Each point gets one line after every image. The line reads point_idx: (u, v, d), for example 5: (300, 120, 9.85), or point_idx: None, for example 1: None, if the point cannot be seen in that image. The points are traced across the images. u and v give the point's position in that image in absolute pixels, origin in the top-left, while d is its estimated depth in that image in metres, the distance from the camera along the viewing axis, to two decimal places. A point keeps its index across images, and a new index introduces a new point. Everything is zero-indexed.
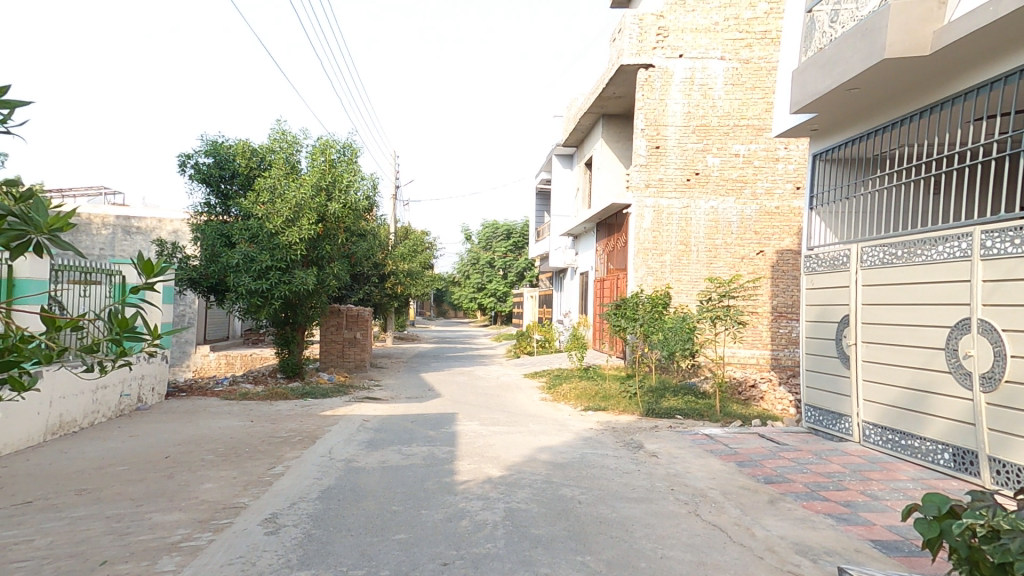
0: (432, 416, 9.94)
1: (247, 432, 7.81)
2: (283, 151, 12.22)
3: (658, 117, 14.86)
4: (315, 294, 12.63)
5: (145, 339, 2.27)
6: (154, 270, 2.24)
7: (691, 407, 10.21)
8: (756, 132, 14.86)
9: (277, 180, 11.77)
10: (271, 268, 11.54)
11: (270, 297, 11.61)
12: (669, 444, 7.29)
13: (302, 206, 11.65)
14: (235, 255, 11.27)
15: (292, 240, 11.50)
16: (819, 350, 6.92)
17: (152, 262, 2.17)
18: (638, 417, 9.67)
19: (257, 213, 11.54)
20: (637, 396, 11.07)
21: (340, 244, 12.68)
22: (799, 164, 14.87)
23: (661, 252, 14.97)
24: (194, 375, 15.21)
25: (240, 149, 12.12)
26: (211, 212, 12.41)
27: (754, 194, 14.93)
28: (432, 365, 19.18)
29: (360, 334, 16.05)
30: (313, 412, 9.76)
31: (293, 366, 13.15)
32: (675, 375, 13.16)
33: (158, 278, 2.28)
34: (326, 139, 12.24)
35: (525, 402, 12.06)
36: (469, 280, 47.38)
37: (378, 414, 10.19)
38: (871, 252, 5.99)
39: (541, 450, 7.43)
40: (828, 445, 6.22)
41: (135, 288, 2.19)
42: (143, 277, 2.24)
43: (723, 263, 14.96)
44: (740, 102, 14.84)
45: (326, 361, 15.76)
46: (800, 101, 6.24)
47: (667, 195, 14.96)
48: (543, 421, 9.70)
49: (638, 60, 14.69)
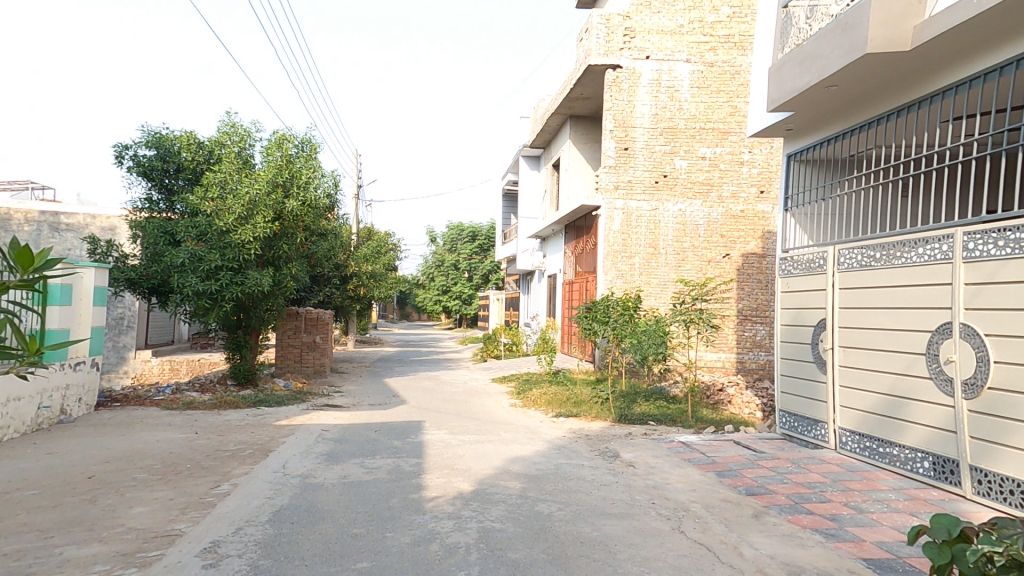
0: (396, 425, 9.43)
1: (190, 446, 7.16)
2: (234, 144, 11.49)
3: (626, 118, 14.77)
4: (270, 295, 11.95)
5: (17, 351, 1.82)
6: (33, 260, 1.78)
7: (663, 412, 10.04)
8: (722, 135, 14.89)
9: (227, 176, 11.05)
10: (221, 268, 10.80)
11: (220, 299, 10.84)
12: (645, 453, 7.05)
13: (256, 204, 10.98)
14: (180, 254, 10.48)
15: (245, 239, 10.81)
16: (795, 355, 6.80)
17: (30, 253, 1.74)
18: (611, 424, 9.42)
19: (205, 209, 10.79)
20: (608, 401, 10.84)
21: (298, 243, 12.05)
22: (764, 168, 14.94)
23: (630, 255, 14.91)
24: (133, 382, 14.46)
25: (186, 141, 11.34)
26: (153, 208, 11.54)
27: (720, 198, 14.98)
28: (396, 370, 18.58)
29: (320, 338, 15.33)
30: (266, 422, 9.12)
31: (246, 373, 12.38)
32: (645, 379, 13.03)
33: (36, 276, 1.82)
34: (282, 133, 11.63)
35: (494, 408, 11.68)
36: (434, 282, 46.68)
37: (338, 423, 9.62)
38: (849, 254, 5.87)
39: (513, 461, 7.06)
40: (805, 453, 6.07)
41: (4, 283, 1.73)
42: (16, 269, 1.77)
43: (691, 266, 14.98)
44: (707, 105, 14.85)
45: (283, 366, 14.99)
46: (776, 99, 6.08)
47: (636, 198, 14.90)
48: (513, 429, 9.33)
49: (606, 60, 14.59)
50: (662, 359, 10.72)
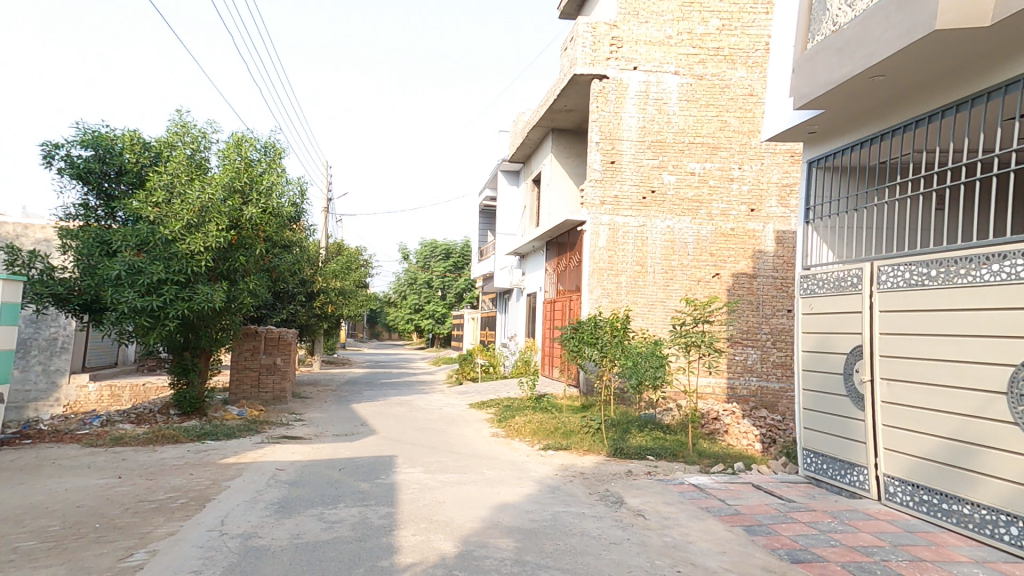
0: (363, 463, 8.26)
1: (108, 497, 5.99)
2: (186, 146, 10.36)
3: (612, 130, 14.30)
4: (224, 312, 10.72)
5: None
6: None
7: (661, 445, 9.18)
8: (712, 150, 14.34)
9: (175, 179, 9.89)
10: (165, 282, 9.53)
11: (163, 317, 9.56)
12: (654, 499, 6.11)
13: (208, 210, 9.82)
14: (115, 265, 9.20)
15: (195, 249, 9.60)
16: (822, 387, 5.98)
17: None
18: (606, 459, 8.48)
19: (149, 215, 9.57)
20: (600, 432, 9.91)
21: (257, 255, 10.90)
22: (754, 186, 14.32)
23: (616, 273, 14.37)
24: (66, 411, 13.23)
25: (131, 140, 10.18)
26: (89, 216, 10.25)
27: (710, 215, 14.41)
28: (364, 394, 17.33)
29: (281, 360, 14.02)
30: (209, 460, 7.95)
31: (191, 402, 11.01)
32: (635, 405, 12.18)
33: None
34: (242, 134, 10.60)
35: (473, 438, 10.59)
36: (406, 300, 45.31)
37: (295, 459, 8.41)
38: (893, 272, 5.10)
39: (502, 511, 5.99)
40: (845, 506, 5.19)
41: None
42: None
43: (680, 286, 14.41)
44: (695, 119, 14.34)
45: (237, 393, 13.60)
46: (807, 95, 5.33)
47: (623, 213, 14.36)
48: (497, 465, 8.26)
49: (593, 70, 14.11)
50: (660, 386, 10.07)
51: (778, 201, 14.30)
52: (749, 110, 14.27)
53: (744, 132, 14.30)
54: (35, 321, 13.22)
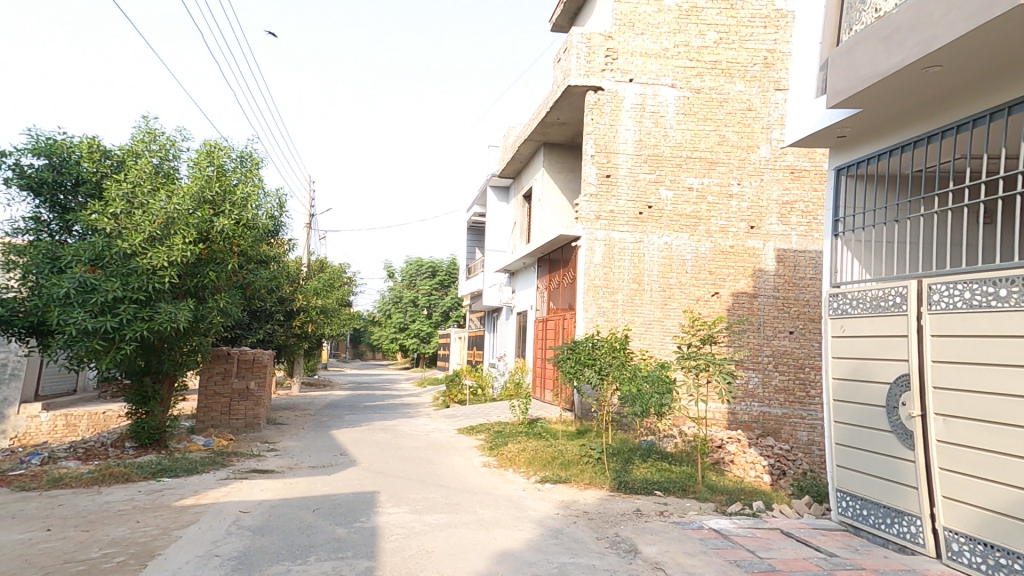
0: (340, 502, 7.36)
1: (28, 558, 5.37)
2: (151, 153, 9.59)
3: (608, 143, 13.92)
4: (190, 331, 9.87)
5: None
6: None
7: (669, 478, 8.45)
8: (709, 165, 13.93)
9: (136, 189, 9.09)
10: (122, 300, 8.66)
11: (119, 340, 8.65)
12: (673, 548, 5.38)
13: (173, 221, 9.04)
14: (64, 282, 8.33)
15: (158, 263, 8.78)
16: (859, 421, 5.34)
17: None
18: (610, 496, 7.74)
19: (105, 227, 8.74)
20: (602, 463, 9.17)
21: (229, 271, 10.11)
22: (753, 202, 13.85)
23: (612, 291, 13.87)
24: (12, 444, 12.63)
25: (90, 148, 9.37)
26: (41, 231, 9.36)
27: (708, 231, 13.96)
28: (344, 418, 16.37)
29: (254, 384, 13.10)
30: (164, 503, 7.12)
31: (151, 433, 10.07)
32: (635, 432, 11.48)
33: None
34: (214, 141, 9.88)
35: (463, 470, 9.72)
36: (390, 319, 44.28)
37: (265, 498, 7.53)
38: (947, 292, 4.51)
39: (500, 564, 5.16)
40: (899, 564, 4.50)
41: None
42: None
43: (677, 306, 13.91)
44: (692, 133, 13.96)
45: (206, 420, 12.62)
46: (843, 91, 4.82)
47: (619, 229, 13.91)
48: (492, 504, 7.46)
49: (587, 81, 13.76)
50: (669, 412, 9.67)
51: (779, 218, 13.77)
52: (747, 125, 13.89)
53: (743, 146, 13.89)
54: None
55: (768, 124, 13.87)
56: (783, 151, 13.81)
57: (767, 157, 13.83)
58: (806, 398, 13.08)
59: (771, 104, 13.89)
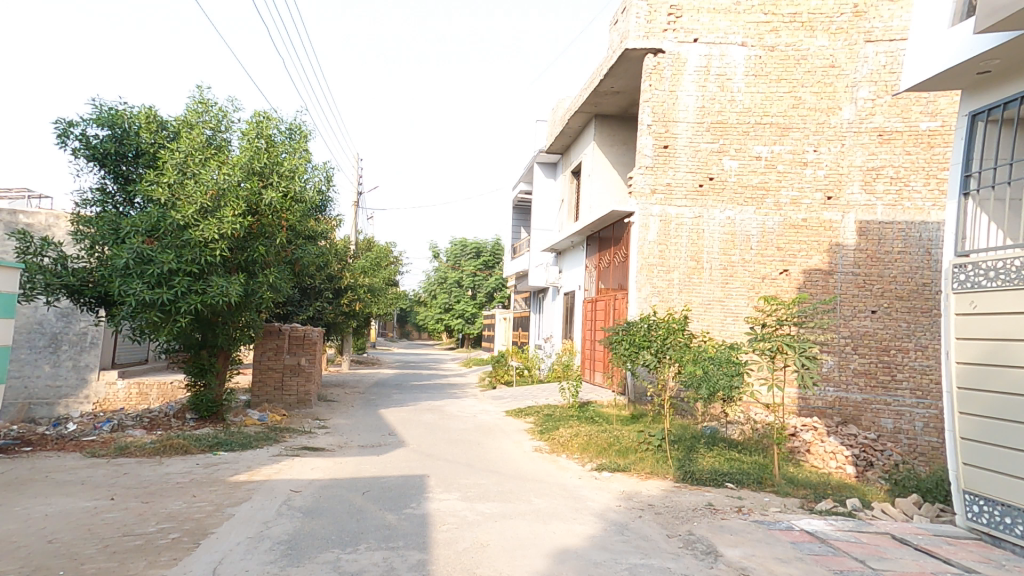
0: (390, 487, 7.05)
1: (87, 529, 5.05)
2: (205, 124, 9.46)
3: (667, 111, 13.13)
4: (242, 305, 9.80)
5: None
6: None
7: (741, 468, 7.75)
8: (782, 131, 12.85)
9: (188, 159, 8.96)
10: (177, 272, 8.55)
11: (175, 313, 8.59)
12: (764, 552, 4.72)
13: (224, 193, 8.88)
14: (123, 252, 8.23)
15: (210, 236, 8.62)
16: (996, 413, 4.84)
17: None
18: (677, 487, 7.13)
19: (160, 197, 8.64)
20: (665, 451, 8.54)
21: (278, 245, 9.93)
22: (831, 169, 12.65)
23: (668, 269, 13.12)
24: (96, 409, 13.32)
25: (148, 119, 9.28)
26: (107, 202, 9.40)
27: (777, 204, 12.90)
28: (392, 397, 16.31)
29: (306, 360, 13.06)
30: (220, 477, 6.86)
31: (208, 405, 10.06)
32: (697, 418, 10.75)
33: None
34: (265, 112, 9.70)
35: (514, 454, 9.33)
36: (436, 299, 44.51)
37: (316, 477, 7.30)
38: None
39: (565, 563, 4.67)
40: None
41: None
42: None
43: (741, 284, 12.97)
44: (763, 96, 12.93)
45: (260, 394, 12.71)
46: (999, 10, 4.55)
47: (676, 204, 13.17)
48: (549, 492, 7.01)
49: (646, 43, 12.96)
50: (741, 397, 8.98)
51: (861, 187, 12.48)
52: (828, 83, 12.66)
53: (822, 108, 12.67)
54: (67, 314, 13.28)
55: (854, 81, 12.54)
56: (870, 111, 12.44)
57: (850, 119, 12.54)
58: (890, 383, 11.92)
59: (858, 59, 12.53)
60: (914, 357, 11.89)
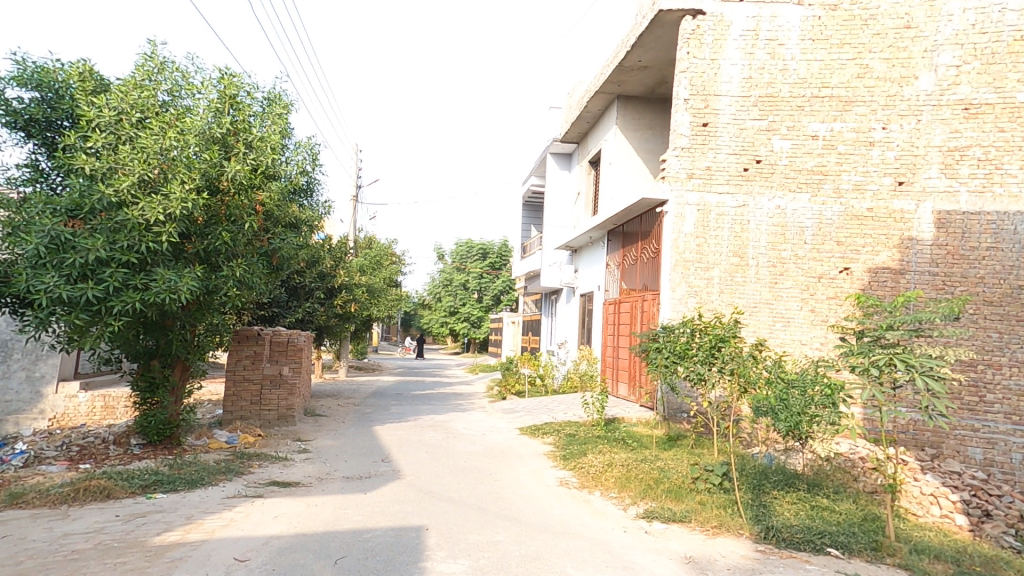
0: (373, 550, 5.17)
1: None
2: (153, 84, 7.69)
3: (706, 83, 11.39)
4: (202, 305, 8.07)
5: None
6: None
7: (834, 522, 5.89)
8: (844, 105, 11.02)
9: (122, 121, 7.19)
10: (108, 263, 6.77)
11: (106, 313, 6.82)
12: None
13: (174, 165, 7.16)
14: (33, 237, 6.44)
15: (151, 217, 6.86)
16: None
17: None
18: (760, 556, 5.22)
19: (86, 167, 6.84)
20: (730, 495, 6.59)
21: (249, 233, 8.17)
22: (903, 150, 10.76)
23: (707, 267, 11.29)
24: (51, 426, 11.61)
25: (82, 76, 7.47)
26: (40, 181, 7.42)
27: (837, 189, 11.02)
28: (389, 410, 14.49)
29: (289, 370, 11.28)
30: (139, 541, 5.03)
31: (159, 428, 8.27)
32: (758, 445, 8.89)
33: None
34: (232, 72, 7.99)
35: (534, 492, 7.47)
36: (441, 303, 42.73)
37: (273, 535, 5.44)
38: None
39: None
40: None
41: None
42: None
43: (793, 285, 11.07)
44: (822, 64, 11.11)
45: (234, 410, 10.91)
46: None
47: (716, 189, 11.36)
48: (590, 560, 5.14)
49: (683, 4, 11.29)
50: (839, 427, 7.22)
51: (940, 169, 10.57)
52: (902, 48, 10.79)
53: (894, 78, 10.82)
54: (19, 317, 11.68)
55: (934, 44, 10.67)
56: (954, 80, 10.54)
57: (928, 90, 10.65)
58: (977, 405, 9.93)
59: (941, 17, 10.64)
60: (1008, 374, 9.86)
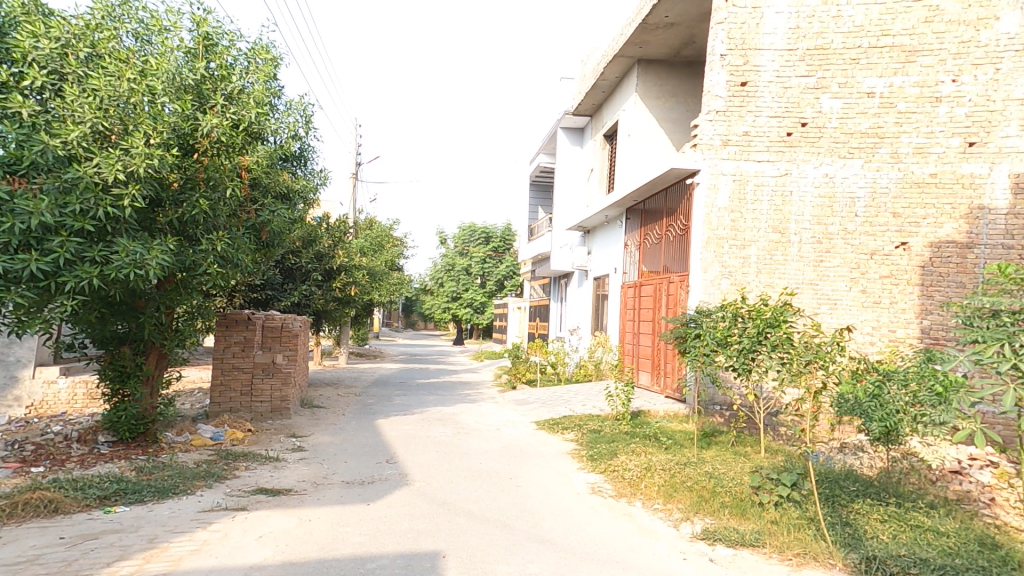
0: None
1: None
2: (109, 22, 6.51)
3: (746, 36, 10.15)
4: (178, 283, 6.98)
5: None
6: None
7: (944, 550, 4.79)
8: (907, 55, 9.76)
9: (69, 59, 6.03)
10: (54, 230, 5.59)
11: (54, 292, 5.66)
12: None
13: (138, 118, 6.05)
14: None
15: (109, 175, 5.72)
16: None
17: None
18: None
19: (26, 115, 5.65)
20: (805, 512, 5.48)
21: (232, 203, 7.01)
22: (977, 105, 9.48)
23: (743, 244, 10.13)
24: (27, 415, 10.56)
25: (25, 9, 6.09)
26: None
27: (895, 154, 9.81)
28: (393, 400, 13.41)
29: (282, 357, 10.18)
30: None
31: (131, 425, 7.20)
32: (815, 443, 7.77)
33: None
34: (204, 11, 6.83)
35: (564, 500, 6.38)
36: (443, 287, 40.71)
37: (252, 565, 4.34)
38: None
39: None
40: None
41: None
42: None
43: (842, 263, 9.90)
44: (882, 9, 9.84)
45: (220, 402, 9.84)
46: None
47: (756, 157, 10.16)
48: None
49: None
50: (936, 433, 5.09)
51: (1020, 125, 9.28)
52: None
53: (969, 20, 9.54)
54: None
55: None
56: None
57: (1011, 32, 9.37)
58: None
59: None
60: None
